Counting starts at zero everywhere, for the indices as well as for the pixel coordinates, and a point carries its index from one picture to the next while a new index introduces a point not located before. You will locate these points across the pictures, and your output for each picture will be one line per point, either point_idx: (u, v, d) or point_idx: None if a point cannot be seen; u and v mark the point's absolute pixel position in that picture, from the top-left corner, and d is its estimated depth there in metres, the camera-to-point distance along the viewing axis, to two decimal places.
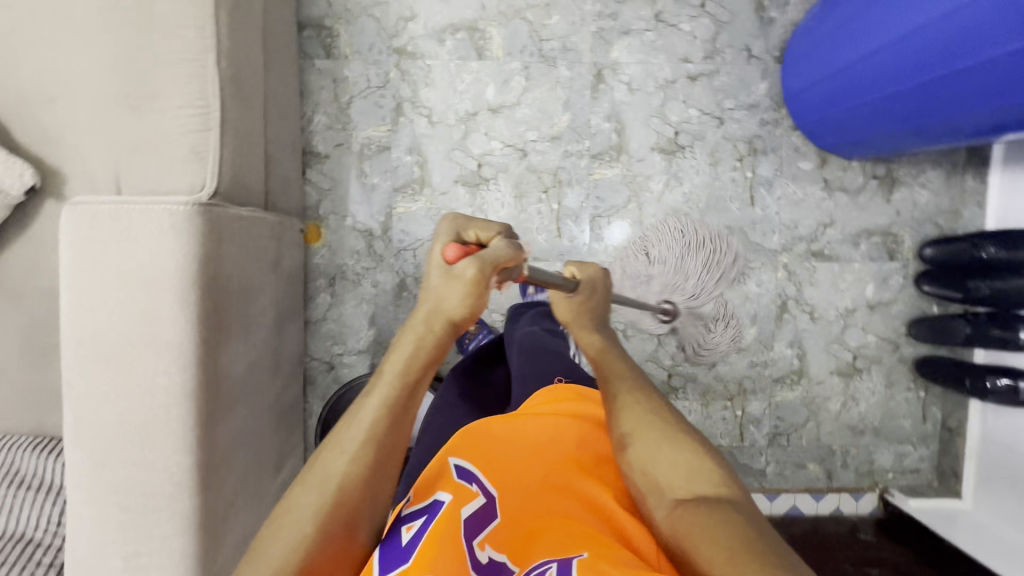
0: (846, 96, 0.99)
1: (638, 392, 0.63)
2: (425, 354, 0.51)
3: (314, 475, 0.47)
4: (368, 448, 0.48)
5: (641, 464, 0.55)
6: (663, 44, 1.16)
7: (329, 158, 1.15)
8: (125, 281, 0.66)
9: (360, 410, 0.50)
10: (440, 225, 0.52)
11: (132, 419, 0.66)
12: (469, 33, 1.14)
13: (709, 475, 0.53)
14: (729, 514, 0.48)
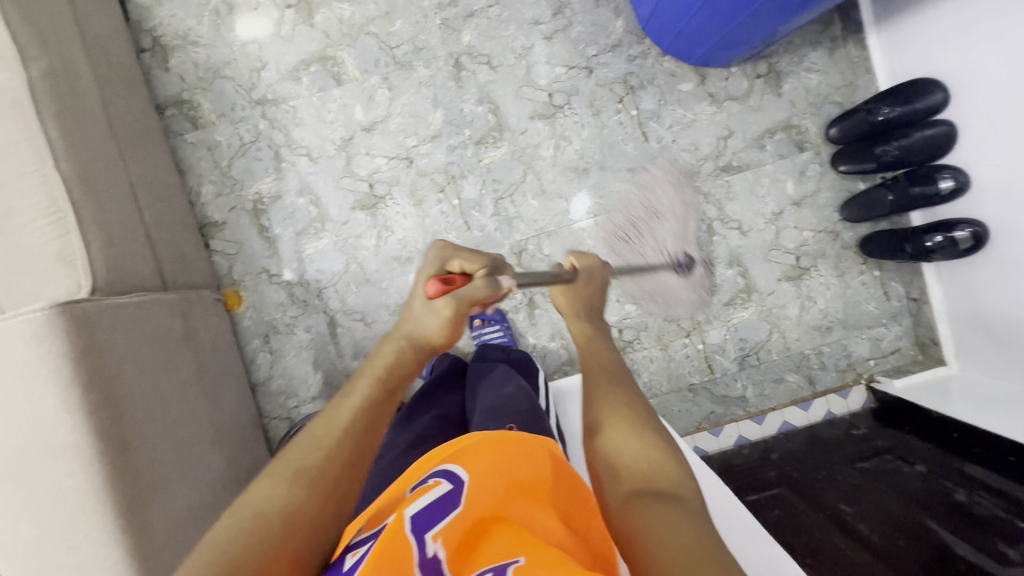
0: (683, 11, 0.98)
1: (624, 385, 0.60)
2: (402, 366, 0.55)
3: (285, 467, 0.46)
4: (343, 446, 0.48)
5: (606, 450, 0.52)
6: (509, 14, 1.16)
7: (227, 223, 1.17)
8: (5, 397, 0.68)
9: (336, 409, 0.51)
10: (430, 254, 0.60)
11: (54, 528, 0.68)
12: (321, 64, 1.15)
13: (674, 473, 0.48)
14: (679, 515, 0.43)
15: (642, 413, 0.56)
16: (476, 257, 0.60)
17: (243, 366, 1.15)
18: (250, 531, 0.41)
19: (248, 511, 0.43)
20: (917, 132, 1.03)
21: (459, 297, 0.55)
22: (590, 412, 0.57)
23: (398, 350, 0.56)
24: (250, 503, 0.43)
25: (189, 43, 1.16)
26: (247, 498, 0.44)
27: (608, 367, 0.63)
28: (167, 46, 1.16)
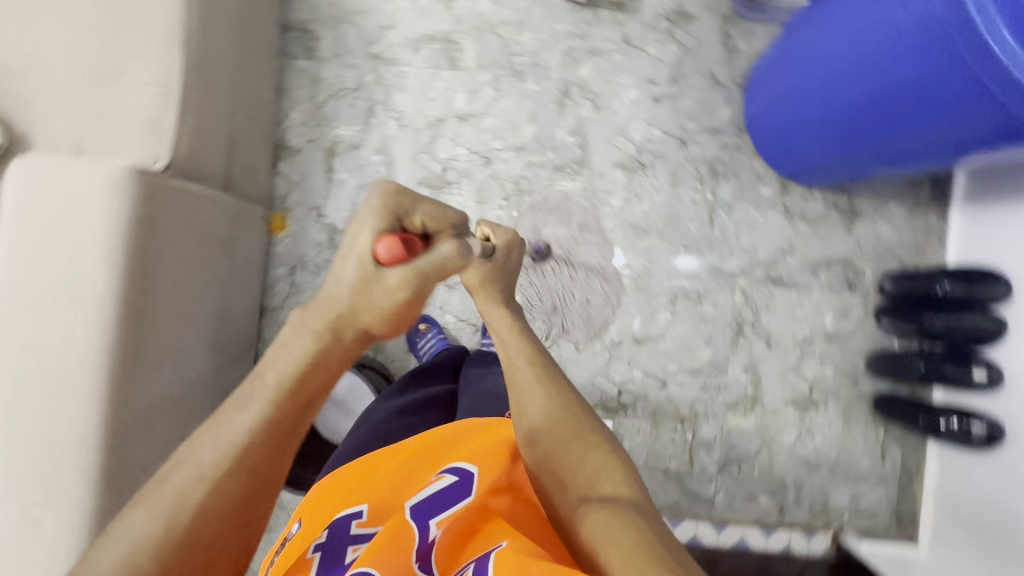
0: (803, 117, 1.00)
1: (551, 385, 0.61)
2: (317, 364, 0.50)
3: (166, 499, 0.43)
4: (243, 471, 0.46)
5: (549, 464, 0.55)
6: (629, 65, 1.20)
7: (300, 152, 1.20)
8: (53, 234, 0.70)
9: (229, 428, 0.47)
10: (368, 213, 0.51)
11: (45, 372, 0.69)
12: (443, 45, 1.20)
13: (615, 474, 0.53)
14: (626, 518, 0.47)
15: (573, 411, 0.58)
16: (441, 214, 0.55)
17: (261, 289, 1.17)
18: (129, 574, 0.40)
19: (126, 546, 0.41)
20: (968, 315, 1.03)
21: (426, 270, 0.51)
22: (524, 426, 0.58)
23: (315, 334, 0.50)
24: (132, 530, 0.42)
25: None
26: (128, 524, 0.42)
27: (533, 370, 0.62)
28: None
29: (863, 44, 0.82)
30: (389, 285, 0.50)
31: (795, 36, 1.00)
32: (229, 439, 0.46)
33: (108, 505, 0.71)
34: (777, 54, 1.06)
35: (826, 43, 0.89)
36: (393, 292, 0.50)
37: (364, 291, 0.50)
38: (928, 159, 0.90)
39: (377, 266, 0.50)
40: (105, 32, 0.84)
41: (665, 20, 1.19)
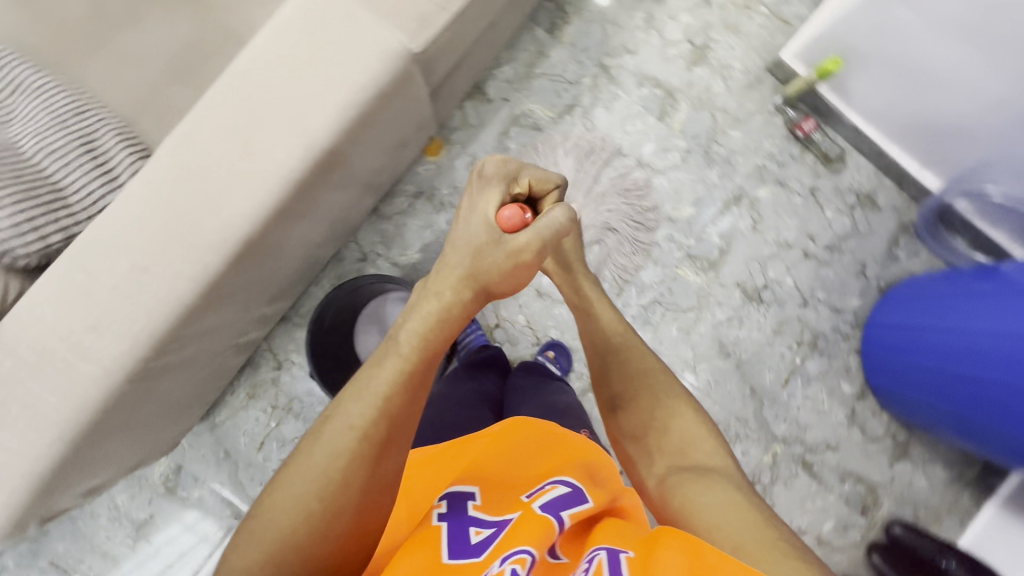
0: (911, 353, 1.07)
1: (640, 355, 0.70)
2: (444, 323, 0.59)
3: (321, 449, 0.51)
4: (380, 426, 0.53)
5: (631, 433, 0.64)
6: (803, 212, 1.24)
7: (490, 103, 1.23)
8: (311, 56, 0.71)
9: (376, 379, 0.55)
10: (487, 190, 0.63)
11: (228, 165, 0.70)
12: (664, 95, 1.23)
13: (707, 451, 0.58)
14: (712, 480, 0.53)
15: (663, 384, 0.66)
16: (541, 180, 0.67)
17: (385, 193, 1.19)
18: (308, 511, 0.49)
19: (301, 484, 0.50)
20: None
21: (541, 233, 0.59)
22: (609, 393, 0.69)
23: (437, 298, 0.60)
24: (300, 480, 0.50)
25: None
26: (297, 476, 0.50)
27: (620, 339, 0.72)
28: None
29: (984, 331, 0.90)
30: (514, 247, 0.58)
31: (947, 281, 1.06)
32: (374, 391, 0.54)
33: (199, 309, 0.73)
34: (922, 284, 1.12)
35: (960, 309, 0.97)
36: (512, 253, 0.59)
37: (486, 259, 0.60)
38: (1004, 451, 0.96)
39: (500, 231, 0.61)
40: None
41: (855, 197, 1.24)
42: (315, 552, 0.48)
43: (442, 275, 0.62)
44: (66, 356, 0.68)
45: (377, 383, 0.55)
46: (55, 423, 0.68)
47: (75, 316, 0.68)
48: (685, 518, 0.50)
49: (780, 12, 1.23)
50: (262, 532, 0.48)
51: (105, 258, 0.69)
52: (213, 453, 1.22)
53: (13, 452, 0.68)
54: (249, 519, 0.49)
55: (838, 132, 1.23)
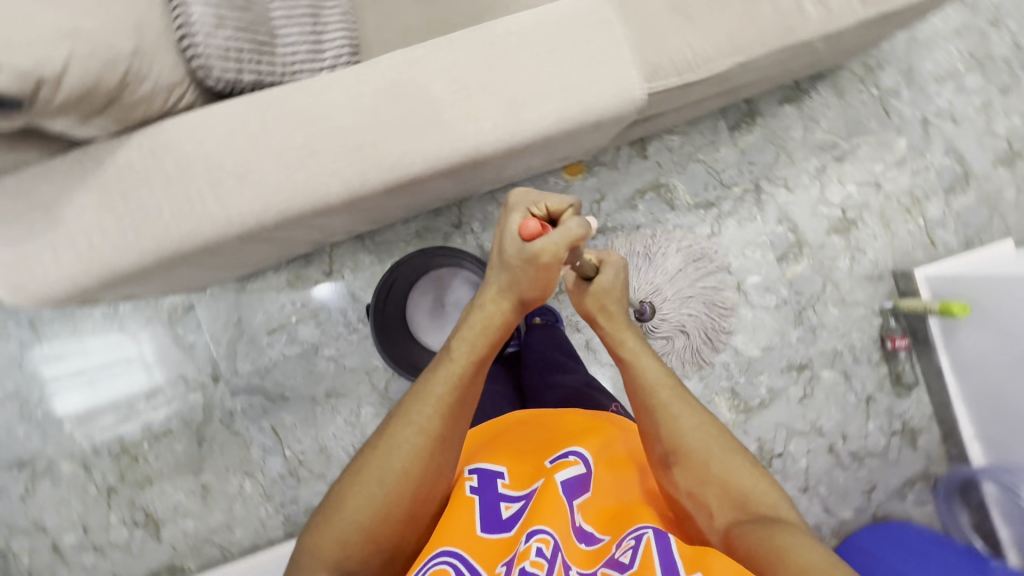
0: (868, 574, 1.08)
1: (685, 406, 0.62)
2: (490, 331, 0.61)
3: (384, 442, 0.57)
4: (436, 423, 0.57)
5: (688, 486, 0.58)
6: (849, 411, 1.25)
7: (643, 161, 1.24)
8: (559, 56, 0.71)
9: (433, 383, 0.59)
10: (511, 209, 0.60)
11: (436, 108, 0.70)
12: (794, 241, 1.24)
13: (768, 499, 0.56)
14: (789, 529, 0.51)
15: (708, 420, 0.61)
16: (559, 199, 0.61)
17: (509, 184, 1.21)
18: (377, 502, 0.54)
19: (371, 478, 0.55)
20: None
21: (558, 245, 0.57)
22: (658, 445, 0.61)
23: (479, 307, 0.62)
24: (367, 475, 0.55)
25: (807, 119, 1.25)
26: (365, 472, 0.55)
27: (667, 382, 0.63)
28: (802, 100, 1.25)
29: None
30: (533, 254, 0.57)
31: (936, 545, 1.11)
32: (429, 393, 0.58)
33: (331, 210, 0.73)
34: (909, 531, 1.16)
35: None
36: (531, 260, 0.58)
37: (513, 268, 0.59)
38: None
39: (519, 243, 0.58)
40: None
41: (900, 425, 1.25)
42: (382, 534, 0.54)
43: (484, 289, 0.63)
44: (202, 187, 0.68)
45: (434, 385, 0.58)
46: (156, 237, 0.69)
47: (229, 156, 0.69)
48: (769, 574, 0.47)
49: (932, 232, 1.25)
50: (341, 523, 0.53)
51: (283, 121, 0.69)
52: (227, 313, 1.23)
53: (106, 240, 0.68)
54: (326, 509, 0.55)
55: (921, 362, 1.25)
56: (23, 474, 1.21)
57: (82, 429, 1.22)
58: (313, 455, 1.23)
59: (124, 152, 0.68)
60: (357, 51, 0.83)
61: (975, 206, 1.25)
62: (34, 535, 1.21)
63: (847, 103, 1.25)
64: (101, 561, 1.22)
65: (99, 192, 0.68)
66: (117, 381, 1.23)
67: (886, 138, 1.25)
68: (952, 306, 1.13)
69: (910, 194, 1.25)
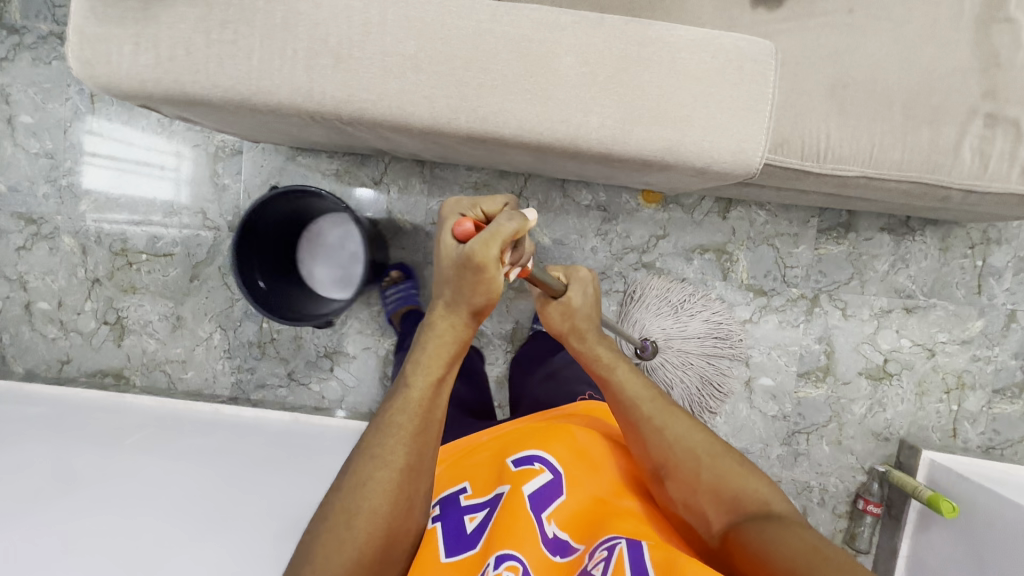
0: None
1: (670, 417, 0.65)
2: (451, 350, 0.62)
3: (348, 481, 0.55)
4: (401, 453, 0.56)
5: (681, 499, 0.61)
6: None
7: (721, 220, 1.18)
8: (698, 87, 0.66)
9: (395, 410, 0.58)
10: (448, 216, 0.61)
11: (554, 82, 0.65)
12: (822, 366, 1.19)
13: (759, 495, 0.59)
14: (781, 525, 0.54)
15: (691, 426, 0.65)
16: (493, 200, 0.64)
17: (583, 182, 1.16)
18: (347, 547, 0.51)
19: (339, 522, 0.52)
20: None
21: (490, 238, 0.56)
22: (649, 464, 0.64)
23: (437, 331, 0.62)
24: (332, 521, 0.53)
25: (898, 258, 1.17)
26: (330, 518, 0.53)
27: (651, 397, 0.67)
28: (904, 238, 1.17)
29: None
30: (467, 254, 0.56)
31: None
32: (386, 422, 0.58)
33: (407, 132, 0.70)
34: None
35: None
36: (466, 262, 0.57)
37: (456, 274, 0.58)
38: None
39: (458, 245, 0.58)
40: (885, 95, 0.80)
41: None
42: None
43: (433, 310, 0.63)
44: (297, 51, 0.66)
45: (392, 414, 0.58)
46: (234, 78, 0.67)
47: (337, 33, 0.65)
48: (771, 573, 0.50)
49: (960, 422, 1.19)
50: None
51: (401, 22, 0.65)
52: (268, 174, 1.22)
53: (187, 59, 0.66)
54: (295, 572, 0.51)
55: (881, 535, 1.21)
56: (27, 229, 1.24)
57: (94, 214, 1.24)
58: (287, 339, 1.24)
59: None
60: None
61: (1015, 418, 1.18)
62: (14, 286, 1.25)
63: (945, 261, 1.17)
64: (60, 338, 1.25)
65: (201, 10, 0.66)
66: (143, 186, 1.24)
67: (965, 312, 1.17)
68: (941, 503, 1.04)
69: (958, 376, 1.18)
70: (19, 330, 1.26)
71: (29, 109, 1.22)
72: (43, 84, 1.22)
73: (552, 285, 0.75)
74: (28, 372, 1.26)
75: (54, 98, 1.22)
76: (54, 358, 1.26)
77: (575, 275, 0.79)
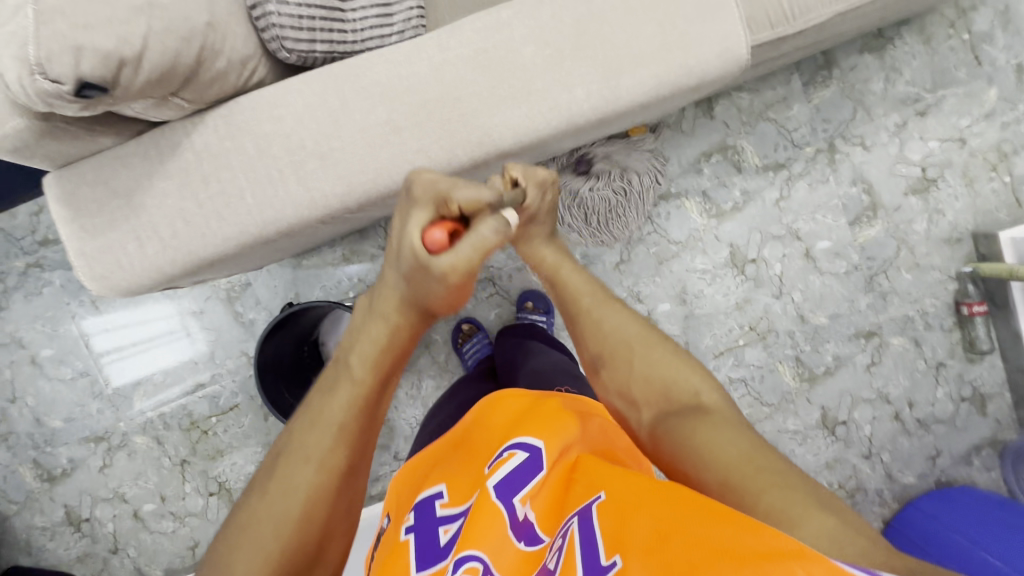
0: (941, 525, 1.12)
1: (605, 308, 0.62)
2: (390, 344, 0.57)
3: (278, 484, 0.47)
4: (340, 455, 0.49)
5: (614, 387, 0.57)
6: (917, 378, 1.23)
7: (710, 120, 1.19)
8: (662, 14, 0.65)
9: (335, 403, 0.51)
10: (420, 206, 0.56)
11: (527, 76, 0.65)
12: (867, 204, 1.19)
13: (692, 386, 0.54)
14: (715, 423, 0.50)
15: (624, 325, 0.60)
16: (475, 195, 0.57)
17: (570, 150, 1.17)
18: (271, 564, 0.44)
19: (260, 529, 0.45)
20: None
21: (468, 254, 0.54)
22: (585, 354, 0.61)
23: (384, 319, 0.57)
24: (251, 530, 0.45)
25: (888, 70, 1.17)
26: (250, 524, 0.46)
27: (588, 291, 0.64)
28: (884, 50, 1.17)
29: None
30: (441, 269, 0.53)
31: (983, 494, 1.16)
32: (326, 422, 0.50)
33: None
34: (966, 490, 1.18)
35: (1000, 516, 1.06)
36: (439, 270, 0.54)
37: (411, 275, 0.55)
38: None
39: (427, 251, 0.54)
40: None
41: (970, 391, 1.23)
42: None
43: (381, 295, 0.59)
44: (283, 168, 0.66)
45: (333, 415, 0.50)
46: (240, 223, 0.67)
47: (311, 135, 0.65)
48: (696, 481, 0.47)
49: (1019, 190, 1.18)
50: None
51: (366, 98, 0.65)
52: (284, 290, 1.22)
53: (188, 228, 0.67)
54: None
55: (997, 328, 1.21)
56: (99, 448, 1.26)
57: (150, 404, 1.25)
58: None
59: (201, 135, 0.65)
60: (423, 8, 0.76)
61: None
62: (114, 503, 1.26)
63: (933, 51, 1.16)
64: (179, 527, 1.27)
65: (178, 178, 0.66)
66: (179, 357, 1.25)
67: (975, 89, 1.17)
68: None
69: (997, 150, 1.18)
70: (138, 539, 1.27)
71: (45, 342, 1.24)
72: (45, 314, 1.23)
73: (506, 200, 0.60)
74: (167, 571, 1.28)
75: (62, 321, 1.24)
76: (182, 547, 1.28)
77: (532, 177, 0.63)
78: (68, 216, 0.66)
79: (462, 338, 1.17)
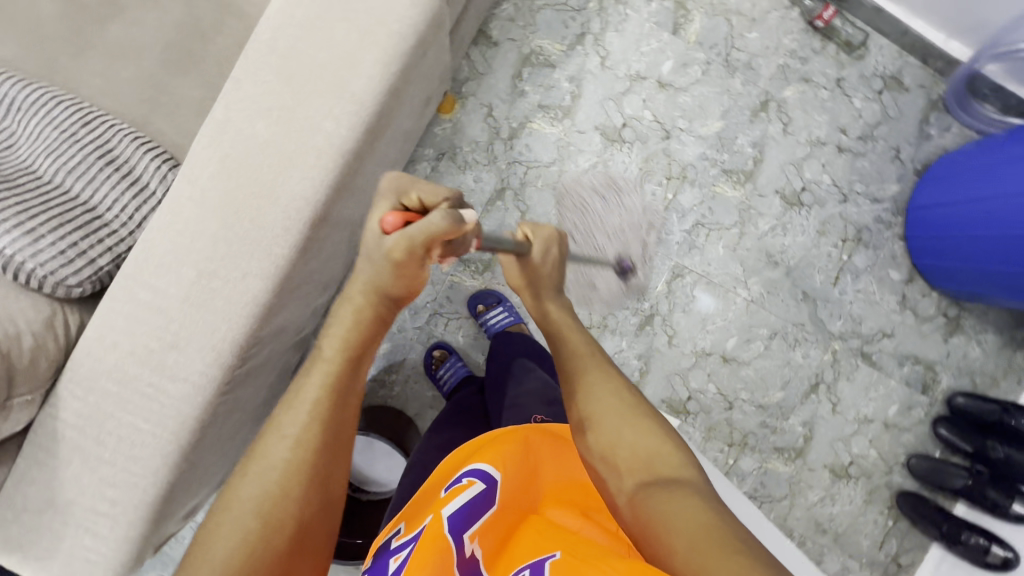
0: (945, 209, 1.09)
1: (597, 375, 0.61)
2: (361, 323, 0.54)
3: (258, 461, 0.49)
4: (315, 432, 0.50)
5: (601, 449, 0.54)
6: (831, 106, 1.21)
7: (498, 47, 1.18)
8: (347, 15, 0.65)
9: (311, 382, 0.52)
10: (386, 185, 0.52)
11: (278, 146, 0.64)
12: (674, 7, 1.19)
13: (676, 463, 0.51)
14: (689, 496, 0.46)
15: (619, 395, 0.59)
16: (437, 192, 0.52)
17: (408, 159, 1.16)
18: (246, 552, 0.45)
19: (236, 519, 0.46)
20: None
21: (412, 239, 0.48)
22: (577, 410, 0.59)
23: (352, 303, 0.54)
24: (226, 522, 0.46)
25: None
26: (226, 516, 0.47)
27: (587, 351, 0.65)
28: None
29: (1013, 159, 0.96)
30: (387, 253, 0.49)
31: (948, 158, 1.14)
32: (303, 398, 0.51)
33: (273, 313, 0.68)
34: (936, 165, 1.16)
35: (976, 164, 1.04)
36: (386, 258, 0.49)
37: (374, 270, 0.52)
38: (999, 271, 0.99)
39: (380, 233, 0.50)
40: None
41: (881, 81, 1.21)
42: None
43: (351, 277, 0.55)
44: (151, 380, 0.64)
45: (309, 394, 0.52)
46: (152, 449, 0.65)
47: (150, 335, 0.64)
48: (657, 547, 0.42)
49: None
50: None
51: (169, 269, 0.64)
52: None
53: (113, 486, 0.65)
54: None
55: (857, 15, 1.20)
56: None
57: None
58: None
59: (65, 408, 0.64)
60: (171, 158, 0.76)
61: None
62: None
63: None
64: None
65: (76, 456, 0.64)
66: None
67: None
68: None
69: None
70: None
71: None
72: None
73: (518, 248, 0.67)
74: None
75: None
76: None
77: (540, 232, 0.71)
78: (18, 557, 0.65)
79: (435, 364, 1.14)
